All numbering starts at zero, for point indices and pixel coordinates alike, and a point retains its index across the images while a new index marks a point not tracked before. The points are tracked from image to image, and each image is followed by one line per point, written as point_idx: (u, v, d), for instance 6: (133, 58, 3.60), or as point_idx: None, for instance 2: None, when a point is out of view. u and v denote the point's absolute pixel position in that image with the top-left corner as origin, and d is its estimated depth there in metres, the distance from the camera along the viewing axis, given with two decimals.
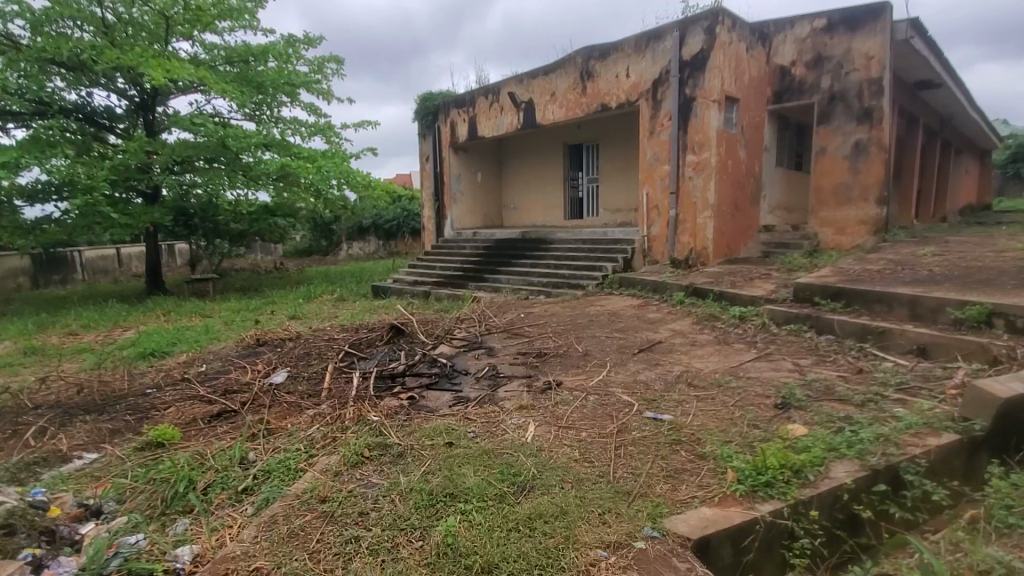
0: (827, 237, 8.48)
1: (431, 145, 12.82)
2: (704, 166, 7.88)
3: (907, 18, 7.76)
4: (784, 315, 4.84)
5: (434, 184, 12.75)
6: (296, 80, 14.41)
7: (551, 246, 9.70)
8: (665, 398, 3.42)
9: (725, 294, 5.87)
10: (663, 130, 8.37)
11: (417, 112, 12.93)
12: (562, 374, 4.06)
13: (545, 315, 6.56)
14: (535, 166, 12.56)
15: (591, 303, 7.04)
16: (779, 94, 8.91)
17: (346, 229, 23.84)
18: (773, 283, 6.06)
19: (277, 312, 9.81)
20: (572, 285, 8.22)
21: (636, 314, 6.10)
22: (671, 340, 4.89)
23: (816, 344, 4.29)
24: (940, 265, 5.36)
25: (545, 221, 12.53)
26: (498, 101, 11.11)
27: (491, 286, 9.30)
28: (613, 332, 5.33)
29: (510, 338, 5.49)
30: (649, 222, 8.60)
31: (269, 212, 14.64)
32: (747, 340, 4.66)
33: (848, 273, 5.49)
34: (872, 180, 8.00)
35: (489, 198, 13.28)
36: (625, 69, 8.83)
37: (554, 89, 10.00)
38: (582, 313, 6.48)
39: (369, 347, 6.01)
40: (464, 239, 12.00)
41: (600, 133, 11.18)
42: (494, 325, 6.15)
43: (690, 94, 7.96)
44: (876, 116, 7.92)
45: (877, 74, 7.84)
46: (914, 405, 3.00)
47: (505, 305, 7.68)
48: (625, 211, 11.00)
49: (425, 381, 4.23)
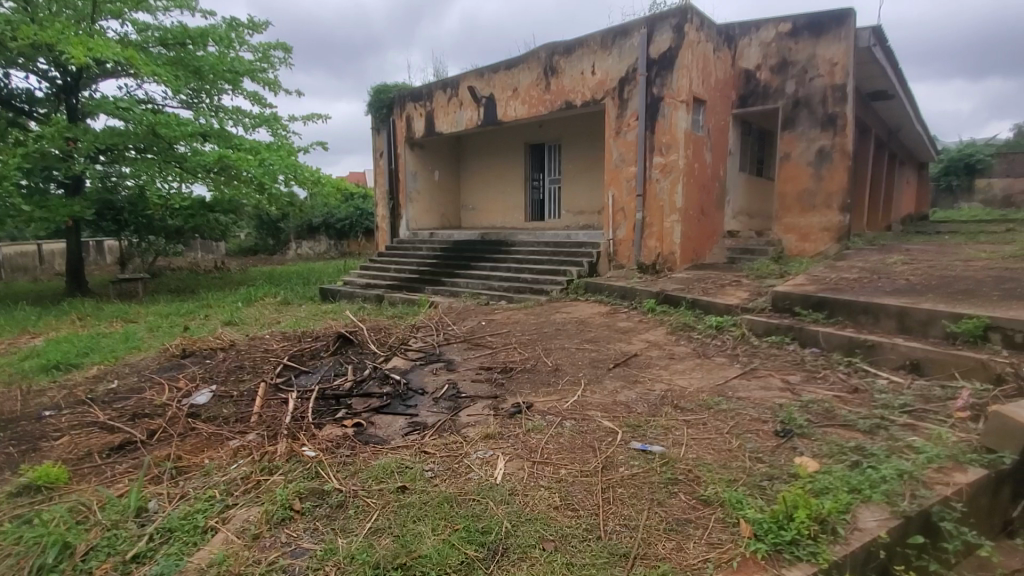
0: (791, 243, 8.38)
1: (386, 140, 12.12)
2: (671, 168, 7.62)
3: (870, 25, 7.75)
4: (765, 326, 4.56)
5: (387, 181, 12.06)
6: (239, 68, 13.39)
7: (513, 248, 9.24)
8: (652, 424, 2.99)
9: (699, 302, 5.57)
10: (629, 130, 8.07)
11: (370, 104, 12.18)
12: (531, 395, 3.59)
13: (508, 323, 6.09)
14: (495, 165, 12.10)
15: (557, 310, 6.62)
16: (744, 98, 8.78)
17: (295, 227, 22.63)
18: (746, 291, 5.81)
19: (213, 317, 8.92)
20: (534, 290, 7.80)
21: (606, 323, 5.71)
22: (646, 352, 4.51)
23: (802, 358, 4.00)
24: (913, 274, 5.23)
25: (505, 223, 12.07)
26: (457, 96, 10.54)
27: (449, 290, 8.75)
28: (583, 344, 4.91)
29: (471, 349, 4.98)
30: (614, 225, 8.29)
31: (207, 207, 13.52)
32: (727, 353, 4.33)
33: (823, 280, 5.29)
34: (836, 187, 7.95)
35: (446, 198, 12.70)
36: (590, 66, 8.47)
37: (516, 85, 9.54)
38: (548, 320, 6.05)
39: (311, 359, 5.36)
40: (420, 240, 11.39)
41: (563, 132, 10.84)
42: (454, 334, 5.62)
43: (657, 93, 7.68)
44: (840, 123, 7.86)
45: (841, 81, 7.80)
46: (926, 432, 2.70)
47: (464, 311, 7.15)
48: (587, 213, 10.70)
49: (374, 403, 3.66)
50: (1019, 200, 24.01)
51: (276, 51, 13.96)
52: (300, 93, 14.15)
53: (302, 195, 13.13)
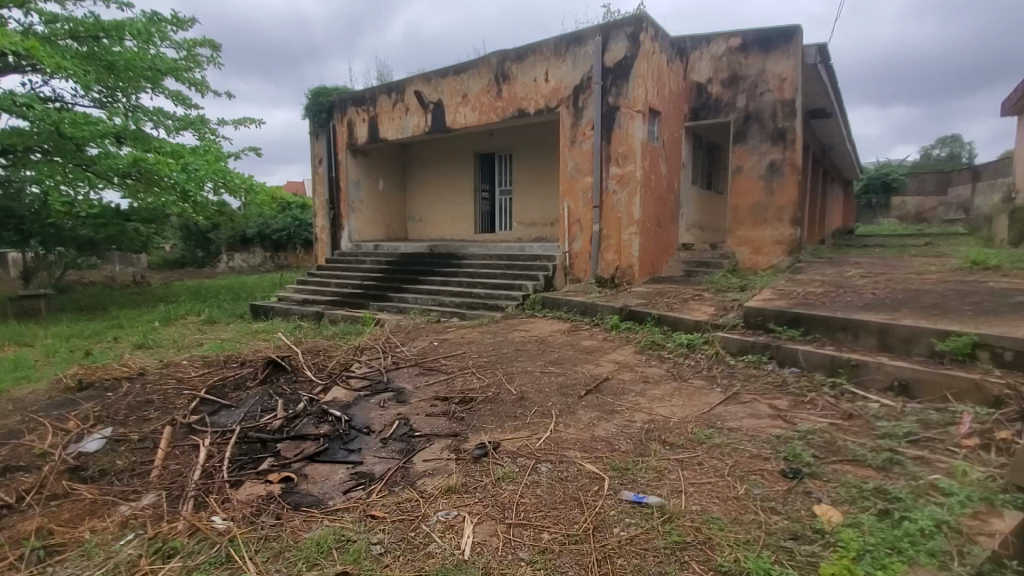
0: (745, 256, 8.31)
1: (325, 145, 11.34)
2: (628, 179, 7.40)
3: (816, 42, 7.85)
4: (740, 343, 4.29)
5: (328, 190, 11.29)
6: (160, 66, 12.28)
7: (464, 261, 8.74)
8: (642, 465, 2.58)
9: (666, 318, 5.27)
10: (584, 139, 7.78)
11: (308, 108, 11.36)
12: (498, 432, 3.10)
13: (463, 343, 5.57)
14: (444, 175, 11.58)
15: (514, 328, 6.18)
16: (696, 111, 8.67)
17: (226, 239, 21.09)
18: (712, 306, 5.60)
19: (124, 339, 7.87)
20: (488, 306, 7.33)
21: (569, 342, 5.31)
22: (618, 375, 4.12)
23: (784, 379, 3.73)
24: (875, 287, 5.16)
25: (454, 234, 11.55)
26: (403, 101, 9.95)
27: (396, 306, 8.14)
28: (548, 366, 4.47)
29: (424, 375, 4.42)
30: (570, 237, 7.97)
31: (124, 216, 12.22)
32: (704, 374, 4.03)
33: (790, 294, 5.14)
34: (787, 201, 7.96)
35: (391, 207, 12.04)
36: (543, 73, 8.13)
37: (465, 91, 9.06)
38: (507, 339, 5.60)
39: (235, 391, 4.63)
40: (364, 251, 10.68)
41: (514, 142, 10.49)
42: (403, 357, 5.04)
43: (613, 103, 7.44)
44: (790, 137, 7.89)
45: (791, 96, 7.83)
46: (943, 468, 2.42)
47: (413, 330, 6.57)
48: (539, 225, 10.38)
49: (309, 448, 3.05)
50: (929, 216, 25.95)
51: (205, 51, 12.91)
52: (230, 96, 13.14)
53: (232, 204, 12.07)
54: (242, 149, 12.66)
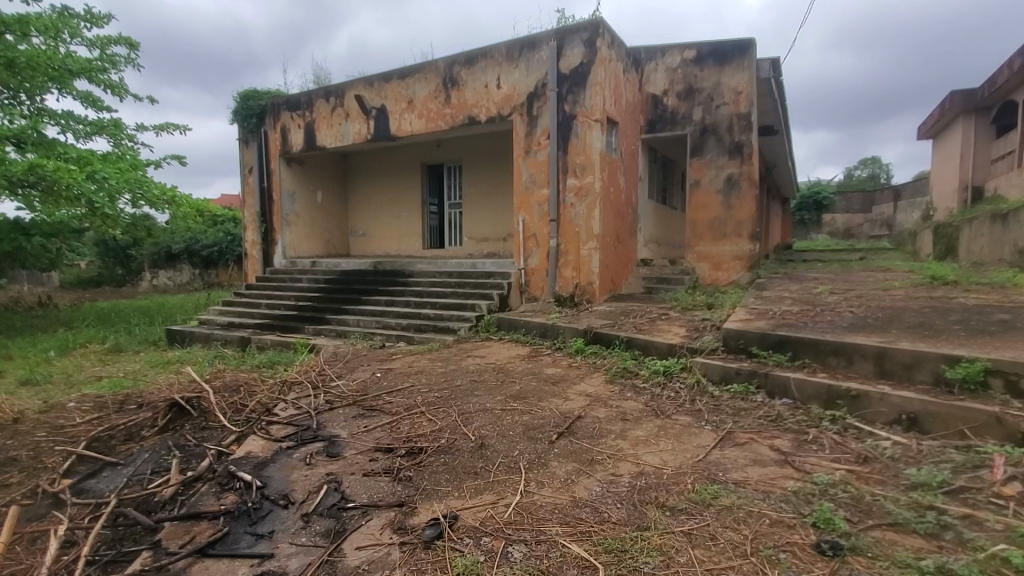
0: (704, 272, 8.04)
1: (256, 153, 10.36)
2: (586, 192, 6.98)
3: (769, 57, 7.77)
4: (723, 370, 3.85)
5: (259, 202, 10.31)
6: (71, 66, 10.86)
7: (411, 280, 8.04)
8: (642, 543, 2.02)
9: (636, 341, 4.80)
10: (539, 149, 7.31)
11: (236, 112, 10.36)
12: (455, 498, 2.46)
13: (410, 374, 4.88)
14: (389, 187, 10.86)
15: (468, 354, 5.56)
16: (651, 123, 8.34)
17: (148, 255, 19.25)
18: (683, 326, 5.18)
19: (4, 374, 6.63)
20: (438, 329, 6.66)
21: (530, 370, 4.74)
22: (591, 412, 3.58)
23: (778, 414, 3.30)
24: (849, 305, 4.92)
25: (400, 250, 10.81)
26: (343, 106, 9.19)
27: (334, 329, 7.31)
28: (509, 401, 3.87)
29: (362, 417, 3.72)
30: (526, 253, 7.45)
31: (20, 230, 10.70)
32: (686, 407, 3.56)
33: (765, 312, 4.79)
34: (745, 215, 7.77)
35: (330, 221, 11.15)
36: (495, 79, 7.61)
37: (411, 96, 8.41)
38: (460, 368, 4.96)
39: (126, 444, 3.75)
40: (300, 269, 9.76)
41: (464, 154, 9.96)
42: (339, 393, 4.30)
43: (570, 111, 7.04)
44: (746, 151, 7.72)
45: (746, 110, 7.67)
46: (1001, 532, 2.00)
47: (352, 358, 5.81)
48: (491, 240, 9.86)
49: (202, 535, 2.32)
50: (857, 232, 27.36)
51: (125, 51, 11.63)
52: (154, 101, 11.86)
53: (150, 216, 10.80)
54: (164, 157, 11.43)
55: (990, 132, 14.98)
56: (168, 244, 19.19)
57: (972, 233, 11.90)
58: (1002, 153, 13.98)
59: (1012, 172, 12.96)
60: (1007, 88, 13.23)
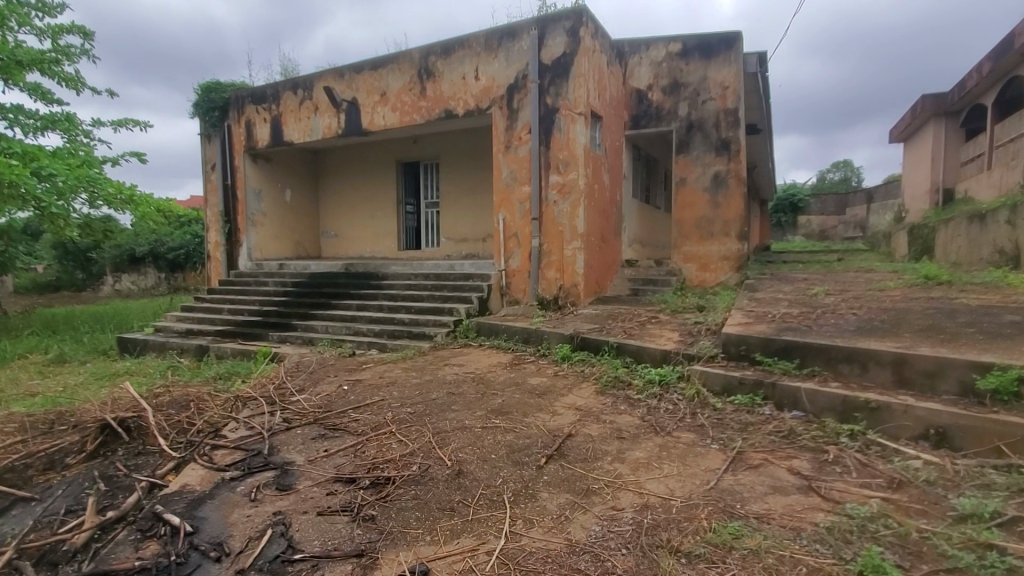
0: (691, 273, 7.75)
1: (219, 149, 9.76)
2: (570, 189, 6.62)
3: (756, 51, 7.53)
4: (725, 379, 3.50)
5: (222, 201, 9.70)
6: (20, 57, 10.15)
7: (384, 282, 7.57)
8: None
9: (627, 347, 4.45)
10: (520, 144, 6.92)
11: (196, 105, 9.73)
12: (426, 544, 2.06)
13: (380, 386, 4.44)
14: (362, 186, 10.38)
15: (445, 362, 5.13)
16: (636, 119, 8.00)
17: (110, 258, 18.29)
18: (675, 331, 4.85)
19: None
20: (413, 335, 6.22)
21: (513, 380, 4.34)
22: (583, 429, 3.19)
23: (791, 428, 2.96)
24: (848, 307, 4.64)
25: (374, 252, 10.33)
26: (312, 99, 8.68)
27: (300, 335, 6.79)
28: (490, 418, 3.46)
29: (323, 439, 3.28)
30: (507, 253, 7.06)
31: None
32: (688, 423, 3.20)
33: (763, 314, 4.48)
34: (733, 214, 7.51)
35: (300, 221, 10.60)
36: (473, 70, 7.20)
37: (384, 88, 7.94)
38: (435, 379, 4.54)
39: (45, 473, 3.23)
40: (266, 271, 9.20)
41: (441, 151, 9.53)
42: (300, 410, 3.84)
43: (552, 104, 6.68)
44: (733, 148, 7.45)
45: (734, 105, 7.40)
46: None
47: (318, 367, 5.33)
48: (469, 241, 9.45)
49: None
50: (831, 234, 27.68)
51: (80, 42, 10.93)
52: (112, 94, 11.16)
53: (106, 216, 10.10)
54: (123, 155, 10.74)
55: (960, 134, 15.15)
56: (131, 247, 18.22)
57: (948, 234, 11.91)
58: (971, 155, 14.12)
59: (982, 174, 13.07)
60: (975, 92, 13.36)
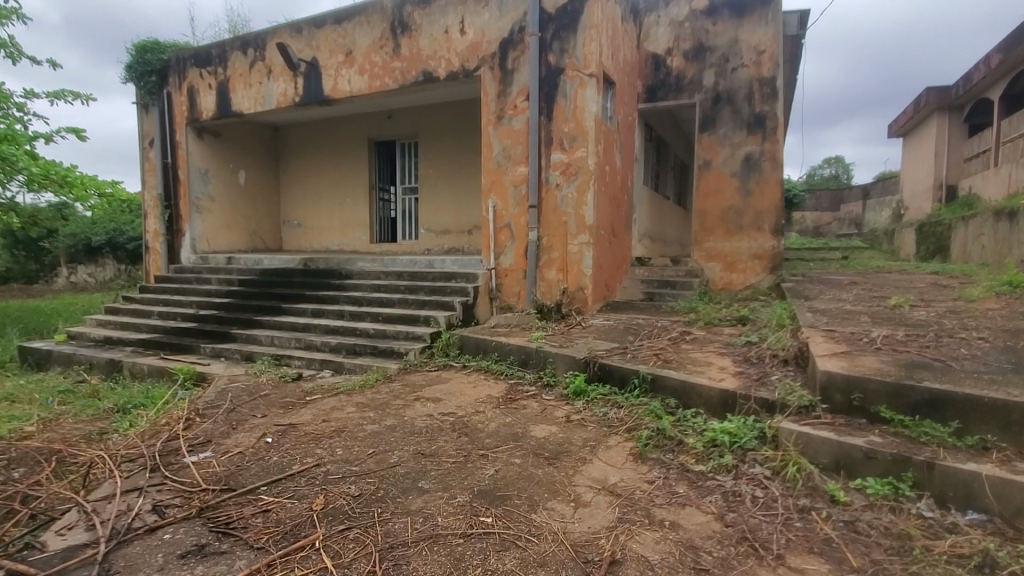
0: (715, 274, 6.55)
1: (157, 121, 8.25)
2: (576, 170, 5.36)
3: (797, 9, 6.29)
4: (843, 451, 2.27)
5: (160, 182, 8.21)
6: None
7: (348, 282, 6.24)
8: None
9: (670, 384, 3.18)
10: (515, 115, 5.62)
11: (129, 67, 8.16)
12: None
13: (321, 437, 3.11)
14: (329, 168, 8.99)
15: (417, 395, 3.82)
16: (651, 90, 6.72)
17: (63, 247, 15.87)
18: (727, 357, 3.59)
19: None
20: (377, 351, 4.87)
21: (511, 431, 3.05)
22: (630, 544, 1.92)
23: (994, 555, 1.77)
24: (958, 329, 3.42)
25: (342, 245, 8.96)
26: (264, 60, 7.25)
27: (238, 348, 5.40)
28: (478, 513, 2.17)
29: (197, 560, 1.96)
30: (497, 248, 5.77)
31: None
32: (805, 533, 1.96)
33: (852, 336, 3.28)
34: (767, 205, 6.31)
35: (256, 207, 9.17)
36: (458, 22, 5.85)
37: (350, 47, 6.55)
38: (400, 425, 3.23)
39: None
40: (211, 266, 7.78)
41: (420, 128, 8.18)
42: (187, 489, 2.51)
43: (555, 64, 5.40)
44: (769, 125, 6.24)
45: (770, 74, 6.19)
46: None
47: (246, 399, 3.96)
48: (453, 233, 8.13)
49: None
50: (824, 231, 26.80)
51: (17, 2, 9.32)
52: (55, 66, 9.55)
53: (41, 199, 8.68)
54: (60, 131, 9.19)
55: (963, 130, 13.99)
56: (87, 236, 15.86)
57: (969, 233, 10.89)
58: (975, 151, 13.04)
59: (987, 171, 12.06)
60: (982, 86, 12.27)
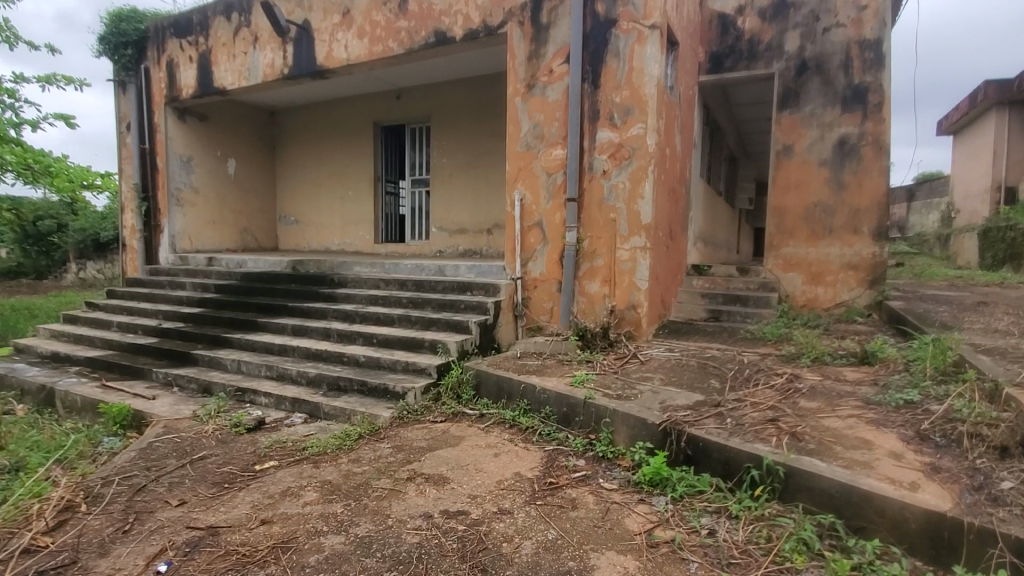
0: (795, 287, 5.26)
1: (133, 100, 7.18)
2: (630, 153, 4.11)
3: None
4: None
5: (137, 170, 7.14)
6: None
7: (339, 292, 5.07)
8: None
9: (822, 488, 1.93)
10: (550, 82, 4.39)
11: (102, 38, 7.09)
12: None
13: (247, 562, 1.90)
14: (330, 157, 7.87)
15: (413, 468, 2.60)
16: (717, 58, 5.42)
17: (72, 242, 14.15)
18: (889, 433, 2.31)
19: None
20: (366, 391, 3.66)
21: (562, 568, 1.80)
22: None
23: None
24: None
25: (343, 245, 7.84)
26: (249, 25, 6.13)
27: (194, 376, 4.26)
28: None
29: None
30: (525, 254, 4.54)
31: None
32: None
33: None
34: (867, 201, 4.96)
35: (248, 201, 8.08)
36: None
37: (347, 5, 5.39)
38: (376, 538, 2.01)
39: None
40: (189, 267, 6.68)
41: (433, 110, 7.01)
42: None
43: (605, 14, 4.15)
44: (871, 100, 4.91)
45: (874, 34, 4.86)
46: None
47: (173, 464, 2.78)
48: (470, 233, 6.92)
49: None
50: None
51: None
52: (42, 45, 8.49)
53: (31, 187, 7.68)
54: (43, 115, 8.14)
55: None
56: (96, 231, 14.22)
57: None
58: None
59: None
60: None
